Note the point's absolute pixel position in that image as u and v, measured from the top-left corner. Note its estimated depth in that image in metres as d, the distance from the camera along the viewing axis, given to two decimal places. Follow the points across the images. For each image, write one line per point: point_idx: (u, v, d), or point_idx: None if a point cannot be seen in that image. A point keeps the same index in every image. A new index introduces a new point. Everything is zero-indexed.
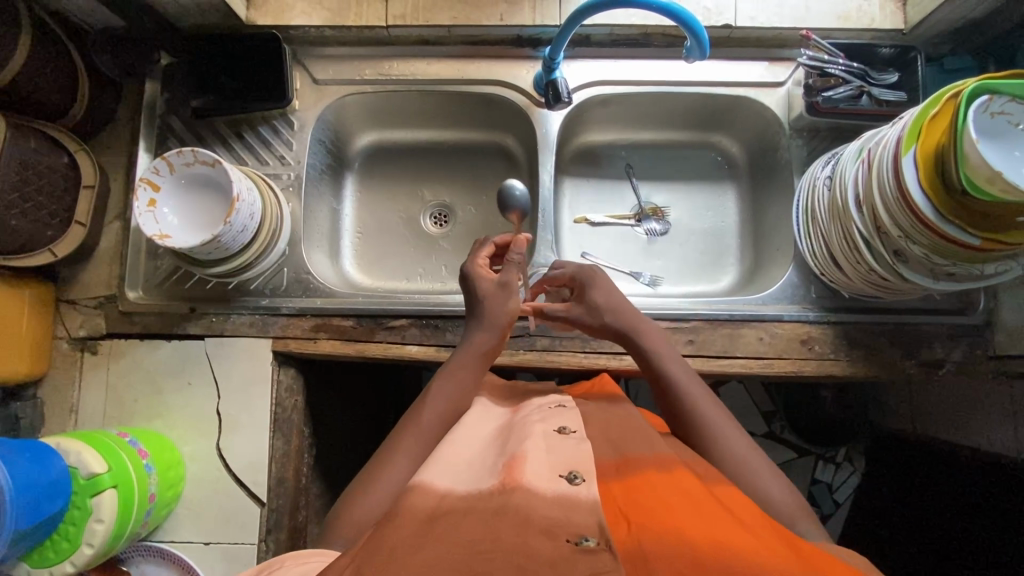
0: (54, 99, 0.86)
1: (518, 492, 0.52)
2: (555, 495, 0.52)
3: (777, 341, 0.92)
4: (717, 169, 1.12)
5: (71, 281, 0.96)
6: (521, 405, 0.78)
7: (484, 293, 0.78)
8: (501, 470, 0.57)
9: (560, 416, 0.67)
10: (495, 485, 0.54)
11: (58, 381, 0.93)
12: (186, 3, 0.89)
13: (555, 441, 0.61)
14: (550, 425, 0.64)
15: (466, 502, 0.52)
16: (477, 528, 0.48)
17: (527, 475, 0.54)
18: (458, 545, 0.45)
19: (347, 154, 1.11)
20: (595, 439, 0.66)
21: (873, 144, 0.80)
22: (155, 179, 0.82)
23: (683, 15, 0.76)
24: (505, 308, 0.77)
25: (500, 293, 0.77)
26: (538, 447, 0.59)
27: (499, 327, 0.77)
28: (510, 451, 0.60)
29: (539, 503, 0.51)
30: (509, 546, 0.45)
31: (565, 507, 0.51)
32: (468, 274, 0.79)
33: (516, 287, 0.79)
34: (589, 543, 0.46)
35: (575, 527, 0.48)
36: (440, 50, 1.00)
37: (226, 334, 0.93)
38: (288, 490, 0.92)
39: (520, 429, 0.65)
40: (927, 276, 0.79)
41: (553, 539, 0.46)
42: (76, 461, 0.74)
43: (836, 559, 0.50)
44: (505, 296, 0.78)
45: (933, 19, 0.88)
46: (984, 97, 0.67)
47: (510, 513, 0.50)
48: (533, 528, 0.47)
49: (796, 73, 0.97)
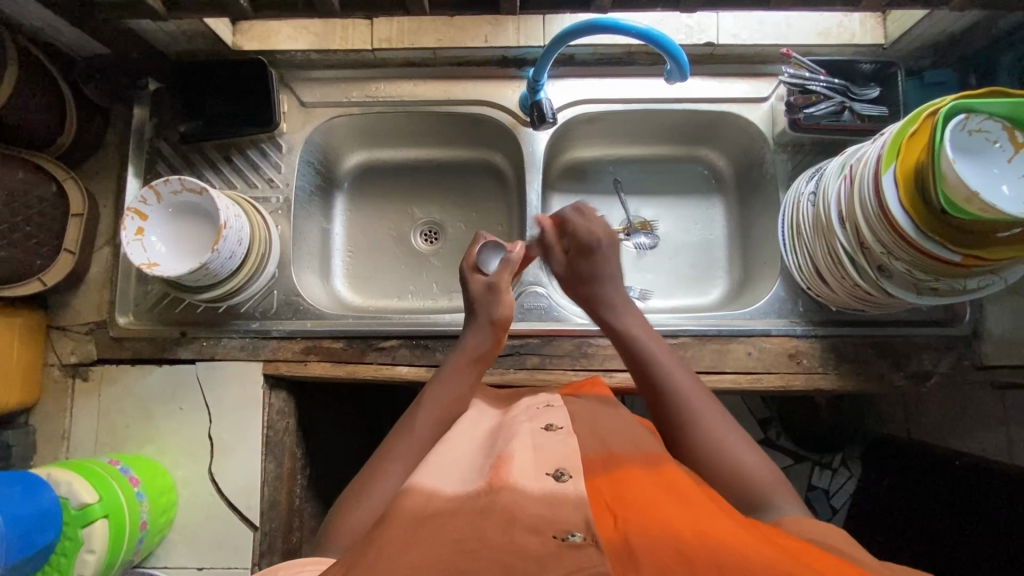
0: (43, 128, 0.87)
1: (505, 489, 0.53)
2: (543, 493, 0.53)
3: (766, 355, 0.92)
4: (704, 183, 1.13)
5: (62, 307, 0.96)
6: (513, 404, 0.78)
7: (476, 296, 0.82)
8: (488, 470, 0.57)
9: (547, 415, 0.67)
10: (482, 486, 0.55)
11: (50, 409, 0.93)
12: (172, 31, 0.89)
13: (540, 438, 0.61)
14: (537, 424, 0.65)
15: (453, 502, 0.52)
16: (464, 528, 0.49)
17: (513, 472, 0.55)
18: (447, 543, 0.47)
19: (336, 174, 1.11)
20: (582, 433, 0.66)
21: (854, 160, 0.81)
22: (143, 208, 0.82)
23: (660, 38, 0.76)
24: (493, 311, 0.80)
25: (489, 297, 0.81)
26: (526, 447, 0.60)
27: (487, 328, 0.79)
28: (497, 450, 0.61)
29: (527, 500, 0.51)
30: (496, 546, 0.46)
31: (552, 505, 0.51)
32: (464, 282, 0.85)
33: (505, 290, 0.81)
34: (575, 538, 0.47)
35: (562, 523, 0.49)
36: (426, 71, 1.01)
37: (217, 358, 0.94)
38: (280, 513, 0.92)
39: (509, 429, 0.66)
40: (911, 290, 0.79)
41: (539, 534, 0.47)
42: (66, 491, 0.74)
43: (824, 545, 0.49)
44: (494, 299, 0.81)
45: (913, 33, 0.89)
46: (961, 115, 0.68)
47: (496, 512, 0.50)
48: (519, 525, 0.48)
49: (779, 89, 0.98)
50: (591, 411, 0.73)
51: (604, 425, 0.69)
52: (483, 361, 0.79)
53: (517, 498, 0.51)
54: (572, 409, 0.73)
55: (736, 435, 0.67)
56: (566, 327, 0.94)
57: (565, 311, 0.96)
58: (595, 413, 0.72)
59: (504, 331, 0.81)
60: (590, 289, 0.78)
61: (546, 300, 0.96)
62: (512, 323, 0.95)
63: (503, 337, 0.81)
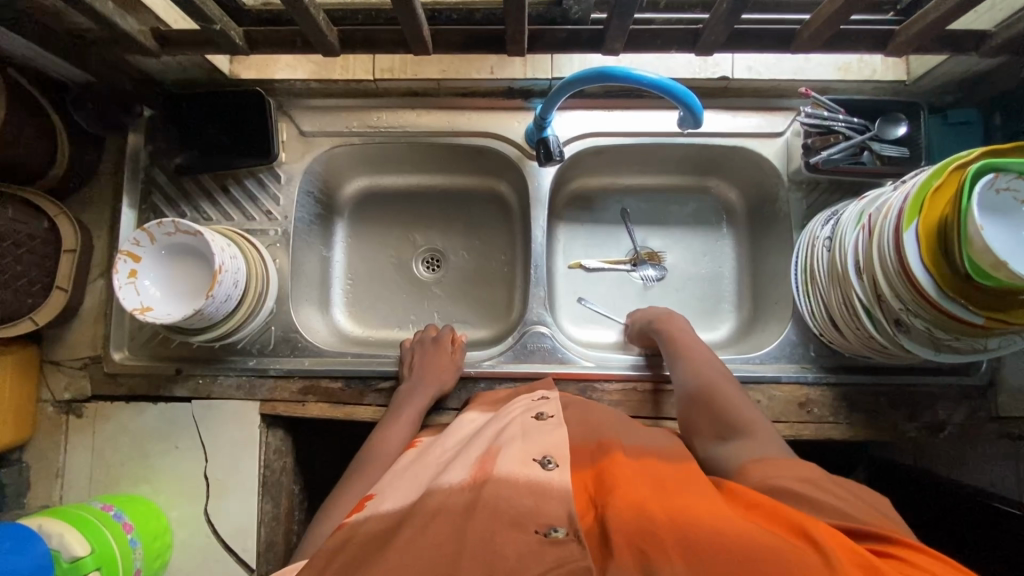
0: (37, 159, 0.85)
1: (488, 482, 0.53)
2: (528, 480, 0.53)
3: (775, 403, 0.89)
4: (714, 214, 1.09)
5: (56, 341, 0.94)
6: (504, 405, 0.78)
7: (425, 358, 0.89)
8: (473, 463, 0.58)
9: (541, 406, 0.71)
10: (467, 480, 0.55)
11: (44, 445, 0.92)
12: (168, 62, 0.87)
13: (533, 426, 0.64)
14: (530, 413, 0.68)
15: (440, 500, 0.53)
16: (446, 532, 0.48)
17: (499, 465, 0.56)
18: (426, 550, 0.46)
19: (336, 202, 1.08)
20: (573, 424, 0.68)
21: (872, 210, 0.77)
22: (135, 250, 0.79)
23: (673, 87, 0.73)
24: (442, 376, 0.88)
25: (441, 364, 0.89)
26: (514, 439, 0.62)
27: (431, 388, 0.86)
28: (490, 443, 0.62)
29: (509, 490, 0.52)
30: (473, 548, 0.45)
31: (537, 493, 0.52)
32: (420, 345, 0.91)
33: (453, 364, 0.91)
34: (557, 534, 0.47)
35: (545, 517, 0.49)
36: (429, 101, 0.97)
37: (213, 397, 0.92)
38: (277, 554, 0.90)
39: (502, 419, 0.69)
40: (929, 347, 0.77)
41: (521, 531, 0.47)
42: (58, 543, 0.72)
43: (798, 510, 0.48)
44: (444, 367, 0.89)
45: (936, 72, 0.86)
46: (989, 176, 0.64)
47: (480, 508, 0.50)
48: (503, 520, 0.48)
49: (795, 123, 0.94)
50: (582, 403, 0.75)
51: (595, 415, 0.72)
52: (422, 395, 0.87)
53: (500, 489, 0.52)
54: (564, 401, 0.75)
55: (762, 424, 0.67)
56: (570, 370, 0.91)
57: (571, 353, 0.93)
58: (589, 407, 0.73)
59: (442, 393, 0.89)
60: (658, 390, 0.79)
61: (550, 340, 0.94)
62: (513, 364, 0.92)
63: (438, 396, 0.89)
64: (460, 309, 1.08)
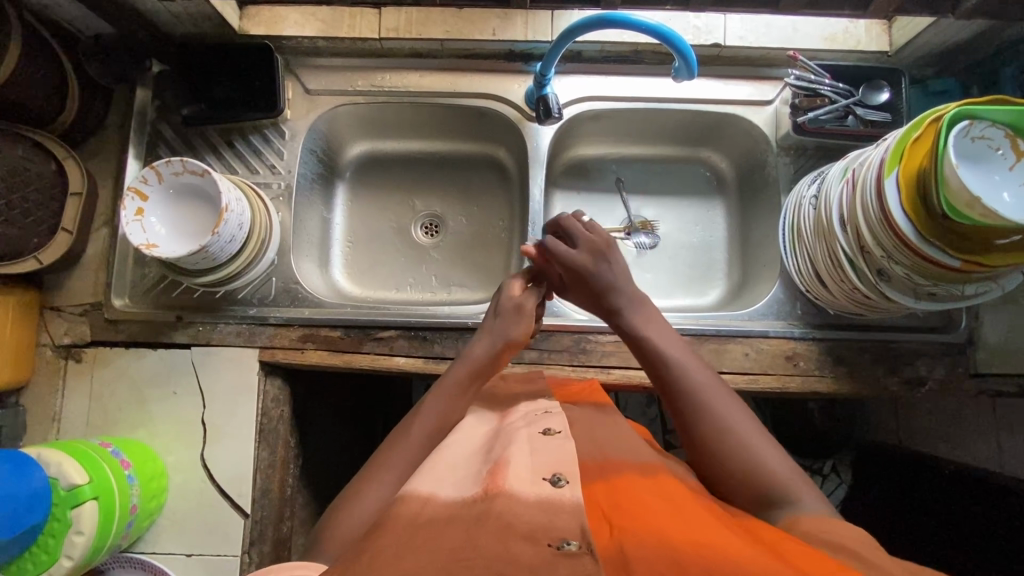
0: (44, 103, 0.86)
1: (499, 498, 0.50)
2: (538, 499, 0.50)
3: (762, 356, 0.92)
4: (706, 185, 1.13)
5: (56, 286, 0.95)
6: (510, 410, 0.73)
7: (503, 306, 0.79)
8: (484, 478, 0.55)
9: (546, 420, 0.64)
10: (478, 492, 0.52)
11: (41, 389, 0.92)
12: (178, 13, 0.89)
13: (539, 442, 0.59)
14: (535, 429, 0.62)
15: (447, 514, 0.50)
16: (459, 537, 0.46)
17: (509, 479, 0.53)
18: (438, 552, 0.43)
19: (338, 163, 1.11)
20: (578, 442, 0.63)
21: (857, 165, 0.81)
22: (144, 188, 0.82)
23: (670, 34, 0.77)
24: (509, 331, 0.76)
25: (514, 315, 0.77)
26: (522, 453, 0.57)
27: (495, 345, 0.75)
28: (495, 456, 0.59)
29: (522, 508, 0.48)
30: (489, 554, 0.43)
31: (548, 510, 0.49)
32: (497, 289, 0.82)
33: (529, 313, 0.78)
34: (570, 546, 0.44)
35: (558, 530, 0.46)
36: (432, 62, 1.01)
37: (212, 344, 0.93)
38: (272, 501, 0.91)
39: (506, 436, 0.63)
40: (908, 294, 0.80)
41: (535, 544, 0.45)
42: (57, 472, 0.73)
43: (820, 550, 0.47)
44: (517, 318, 0.77)
45: (918, 42, 0.90)
46: (966, 122, 0.68)
47: (491, 520, 0.47)
48: (515, 533, 0.46)
49: (784, 92, 0.98)
50: (588, 421, 0.70)
51: (603, 432, 0.68)
52: (482, 378, 0.75)
53: (512, 507, 0.49)
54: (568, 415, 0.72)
55: (770, 450, 0.63)
56: (565, 322, 0.94)
57: (565, 307, 0.96)
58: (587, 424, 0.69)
59: (509, 354, 0.77)
60: (604, 298, 0.76)
61: None
62: None
63: (508, 358, 0.78)
64: (458, 273, 1.10)
